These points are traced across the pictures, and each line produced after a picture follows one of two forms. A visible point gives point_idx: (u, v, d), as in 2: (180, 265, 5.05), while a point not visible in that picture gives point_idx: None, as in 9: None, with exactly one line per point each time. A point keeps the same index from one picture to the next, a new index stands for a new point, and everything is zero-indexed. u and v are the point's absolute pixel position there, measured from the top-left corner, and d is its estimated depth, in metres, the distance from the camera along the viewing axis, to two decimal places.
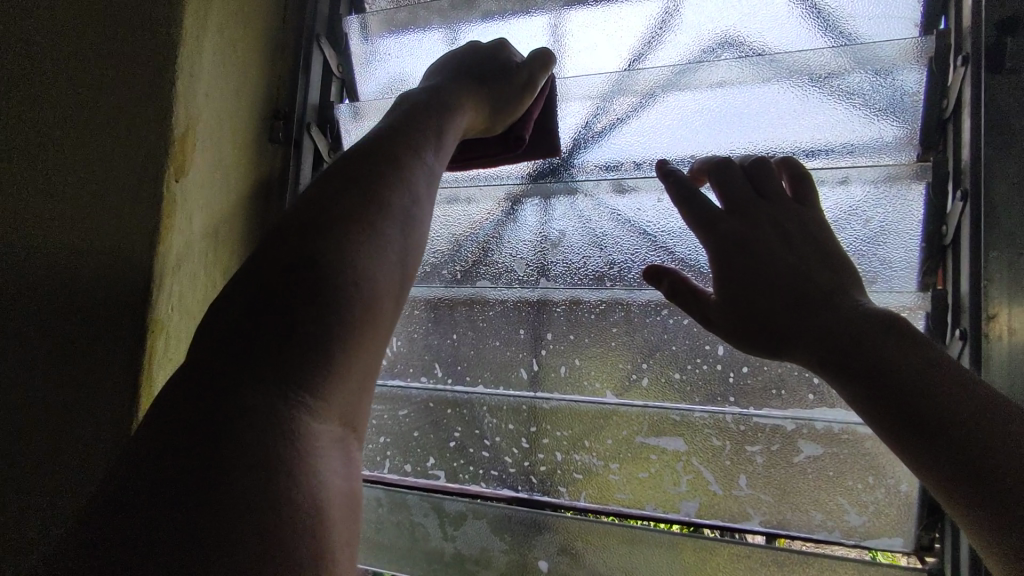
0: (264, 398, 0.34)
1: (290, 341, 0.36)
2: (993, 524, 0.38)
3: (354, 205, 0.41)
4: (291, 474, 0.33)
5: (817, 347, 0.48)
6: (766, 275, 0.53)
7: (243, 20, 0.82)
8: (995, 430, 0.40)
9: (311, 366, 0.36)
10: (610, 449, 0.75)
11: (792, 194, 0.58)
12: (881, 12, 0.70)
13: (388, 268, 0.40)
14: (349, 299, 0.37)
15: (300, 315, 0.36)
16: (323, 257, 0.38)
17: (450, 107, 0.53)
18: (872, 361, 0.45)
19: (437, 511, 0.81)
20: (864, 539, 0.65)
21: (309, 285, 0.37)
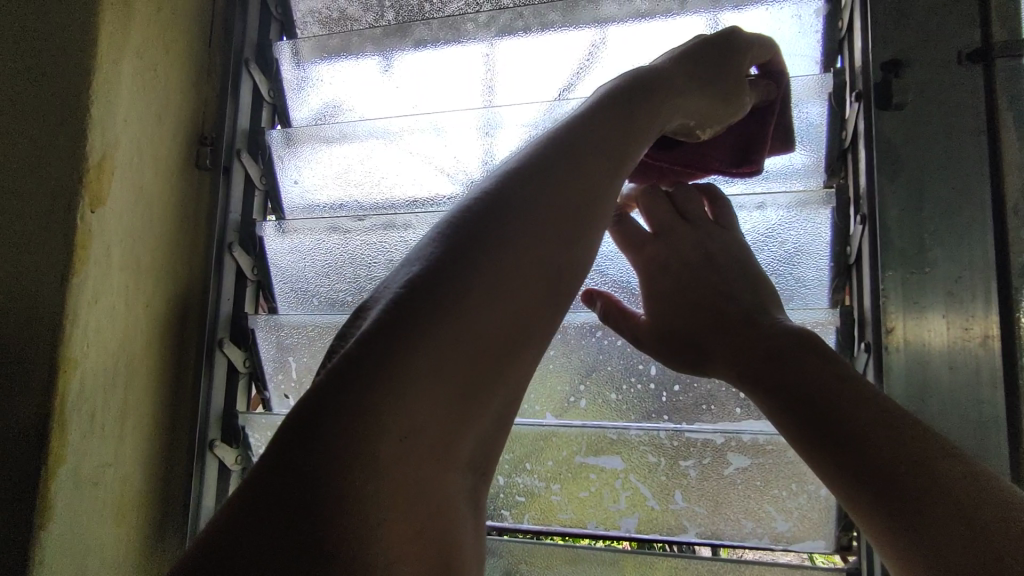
0: (405, 422, 0.28)
1: (429, 369, 0.29)
2: (888, 529, 0.41)
3: (515, 204, 0.33)
4: (423, 512, 0.28)
5: (740, 365, 0.52)
6: (691, 297, 0.56)
7: (166, 44, 0.79)
8: (897, 441, 0.43)
9: (454, 399, 0.29)
10: (551, 471, 0.76)
11: (714, 217, 0.61)
12: (787, 49, 0.76)
13: (528, 300, 0.32)
14: (482, 328, 0.30)
15: (433, 336, 0.29)
16: (470, 271, 0.31)
17: (674, 96, 0.46)
18: (789, 376, 0.48)
19: None
20: (791, 543, 0.69)
21: (448, 302, 0.30)
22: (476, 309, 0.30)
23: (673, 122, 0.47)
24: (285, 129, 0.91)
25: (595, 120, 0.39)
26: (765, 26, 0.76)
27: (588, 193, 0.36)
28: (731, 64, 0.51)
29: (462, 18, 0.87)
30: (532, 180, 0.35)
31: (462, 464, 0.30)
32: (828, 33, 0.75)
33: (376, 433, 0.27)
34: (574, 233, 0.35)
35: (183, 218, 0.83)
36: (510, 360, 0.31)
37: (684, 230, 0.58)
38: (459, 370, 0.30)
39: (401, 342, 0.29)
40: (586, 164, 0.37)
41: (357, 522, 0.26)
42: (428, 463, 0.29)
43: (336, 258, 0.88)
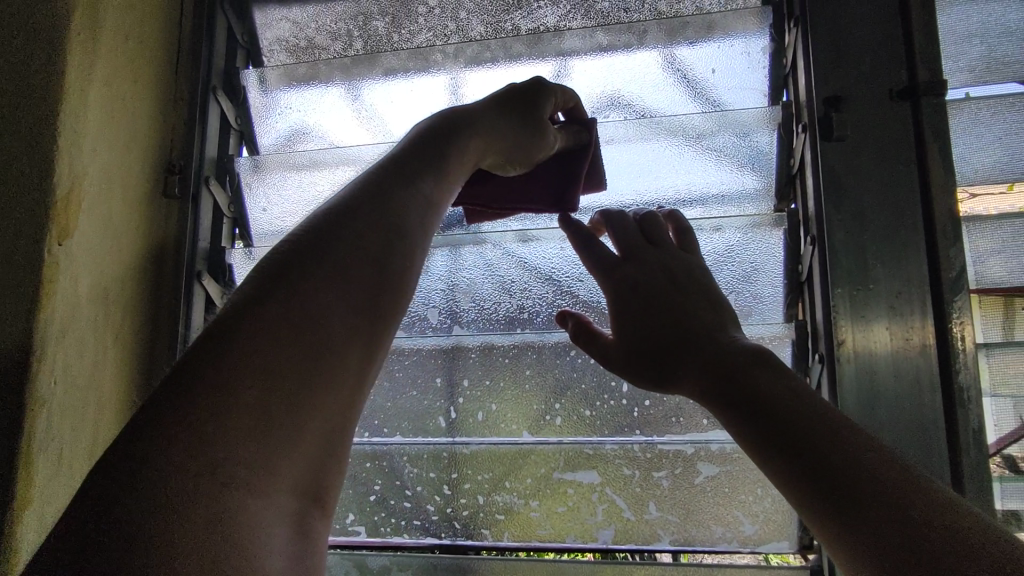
0: (217, 437, 0.31)
1: (247, 386, 0.32)
2: (831, 523, 0.41)
3: (329, 241, 0.39)
4: (242, 522, 0.30)
5: (701, 377, 0.55)
6: (653, 313, 0.61)
7: (133, 72, 0.78)
8: (834, 438, 0.44)
9: (268, 413, 0.32)
10: (529, 488, 0.78)
11: (678, 243, 0.67)
12: (738, 83, 0.82)
13: (348, 320, 0.37)
14: (302, 348, 0.34)
15: (246, 357, 0.33)
16: (288, 301, 0.35)
17: (472, 135, 0.51)
18: (744, 386, 0.51)
19: (359, 567, 0.80)
20: (757, 545, 0.73)
21: (262, 328, 0.34)
22: (291, 337, 0.34)
23: (479, 156, 0.52)
24: (252, 156, 0.91)
25: (414, 173, 0.45)
26: (718, 62, 0.82)
27: (400, 233, 0.41)
28: (533, 105, 0.56)
29: (431, 49, 0.90)
30: (347, 226, 0.40)
31: (287, 484, 0.33)
32: (774, 68, 0.81)
33: (203, 441, 0.31)
34: (391, 268, 0.40)
35: (152, 246, 0.82)
36: (329, 381, 0.35)
37: (648, 253, 0.64)
38: (273, 391, 0.33)
39: (213, 364, 0.33)
40: (400, 210, 0.42)
41: (171, 530, 0.28)
42: (246, 477, 0.31)
43: None
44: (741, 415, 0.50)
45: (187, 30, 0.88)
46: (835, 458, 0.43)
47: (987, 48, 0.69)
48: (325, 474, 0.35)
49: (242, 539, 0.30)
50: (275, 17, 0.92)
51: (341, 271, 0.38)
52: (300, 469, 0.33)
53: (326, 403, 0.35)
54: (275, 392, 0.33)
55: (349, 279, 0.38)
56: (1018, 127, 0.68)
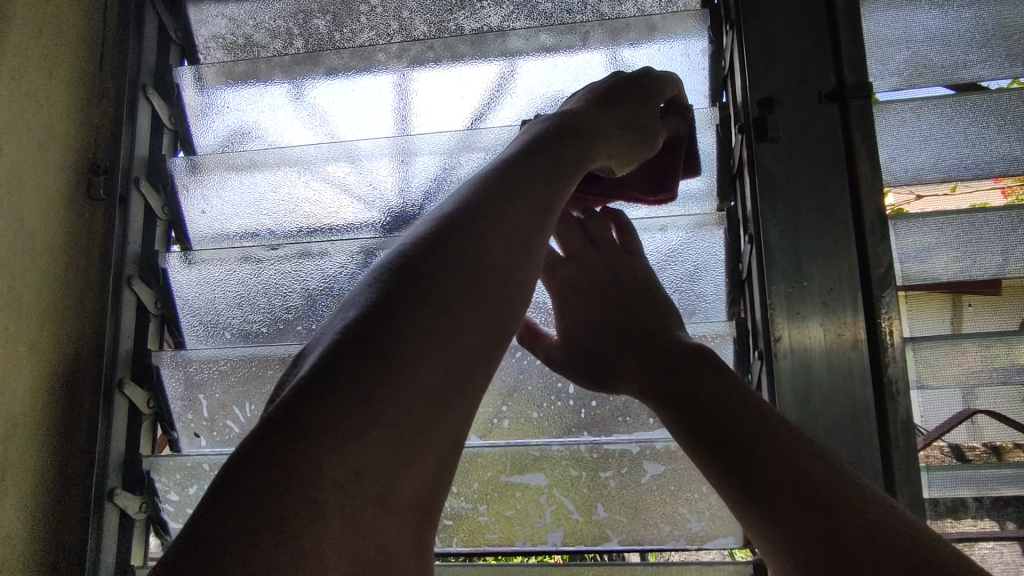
0: (355, 444, 0.30)
1: (384, 391, 0.32)
2: (758, 518, 0.43)
3: (470, 236, 0.38)
4: (367, 535, 0.30)
5: (640, 378, 0.57)
6: (602, 316, 0.62)
7: (47, 70, 0.76)
8: (762, 434, 0.47)
9: (402, 422, 0.32)
10: (477, 492, 0.77)
11: (621, 244, 0.67)
12: (680, 85, 0.83)
13: (478, 329, 0.36)
14: (434, 355, 0.33)
15: (385, 357, 0.32)
16: (426, 302, 0.34)
17: (587, 130, 0.50)
18: (683, 386, 0.53)
19: None
20: (704, 542, 0.74)
21: (402, 327, 0.33)
22: (431, 341, 0.34)
23: (601, 154, 0.51)
24: (189, 156, 0.88)
25: (546, 164, 0.44)
26: (659, 64, 0.83)
27: (527, 244, 0.40)
28: (647, 99, 0.56)
29: (373, 48, 0.88)
30: (481, 220, 0.39)
31: (408, 499, 0.32)
32: (714, 70, 0.82)
33: (343, 441, 0.30)
34: (513, 282, 0.38)
35: (74, 250, 0.78)
36: (458, 396, 0.34)
37: (590, 253, 0.64)
38: (413, 401, 0.32)
39: (359, 363, 0.32)
40: (524, 208, 0.40)
41: (311, 538, 0.28)
42: (379, 488, 0.31)
43: (248, 289, 0.85)
44: (677, 413, 0.52)
45: (114, 25, 0.84)
46: (765, 454, 0.46)
47: (913, 52, 0.71)
48: (438, 492, 0.34)
49: (364, 553, 0.30)
50: (211, 13, 0.89)
51: (473, 272, 0.37)
52: (422, 482, 0.33)
53: (454, 419, 0.34)
54: (415, 402, 0.32)
55: (483, 283, 0.37)
56: (943, 128, 0.71)
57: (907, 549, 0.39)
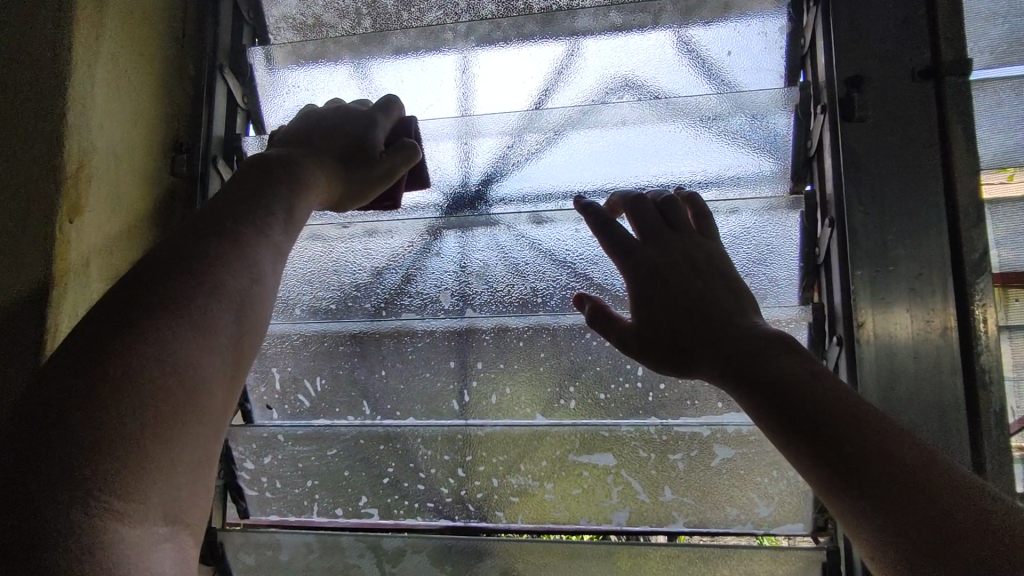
0: (108, 450, 0.36)
1: (121, 404, 0.38)
2: (857, 506, 0.43)
3: (156, 279, 0.44)
4: (123, 546, 0.34)
5: (720, 361, 0.56)
6: (675, 300, 0.61)
7: (138, 46, 0.76)
8: (859, 418, 0.46)
9: (153, 430, 0.38)
10: (545, 470, 0.78)
11: (696, 226, 0.68)
12: (755, 65, 0.81)
13: (214, 353, 0.44)
14: (177, 372, 0.41)
15: (112, 375, 0.38)
16: (167, 331, 0.42)
17: (303, 176, 0.57)
18: (762, 369, 0.52)
19: (374, 549, 0.79)
20: (770, 527, 0.74)
21: (139, 351, 0.40)
22: (181, 361, 0.41)
23: (315, 199, 0.58)
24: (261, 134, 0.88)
25: (264, 209, 0.53)
26: (734, 44, 0.81)
27: (255, 287, 0.49)
28: (347, 137, 0.63)
29: (441, 27, 0.87)
30: (167, 263, 0.45)
31: (161, 511, 0.37)
32: (792, 49, 0.80)
33: (88, 451, 0.35)
34: (253, 312, 0.48)
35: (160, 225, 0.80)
36: (206, 408, 0.42)
37: (667, 236, 0.65)
38: (156, 415, 0.39)
39: (93, 385, 0.37)
40: (260, 248, 0.50)
41: (75, 538, 0.33)
42: (129, 502, 0.36)
43: (319, 267, 0.87)
44: (759, 399, 0.51)
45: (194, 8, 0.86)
46: (857, 440, 0.45)
47: None
48: (192, 506, 0.40)
49: (128, 553, 0.34)
50: None
51: (218, 299, 0.45)
52: (178, 498, 0.39)
53: (205, 428, 0.42)
54: (165, 414, 0.39)
55: (227, 309, 0.46)
56: None
57: (1006, 542, 0.39)
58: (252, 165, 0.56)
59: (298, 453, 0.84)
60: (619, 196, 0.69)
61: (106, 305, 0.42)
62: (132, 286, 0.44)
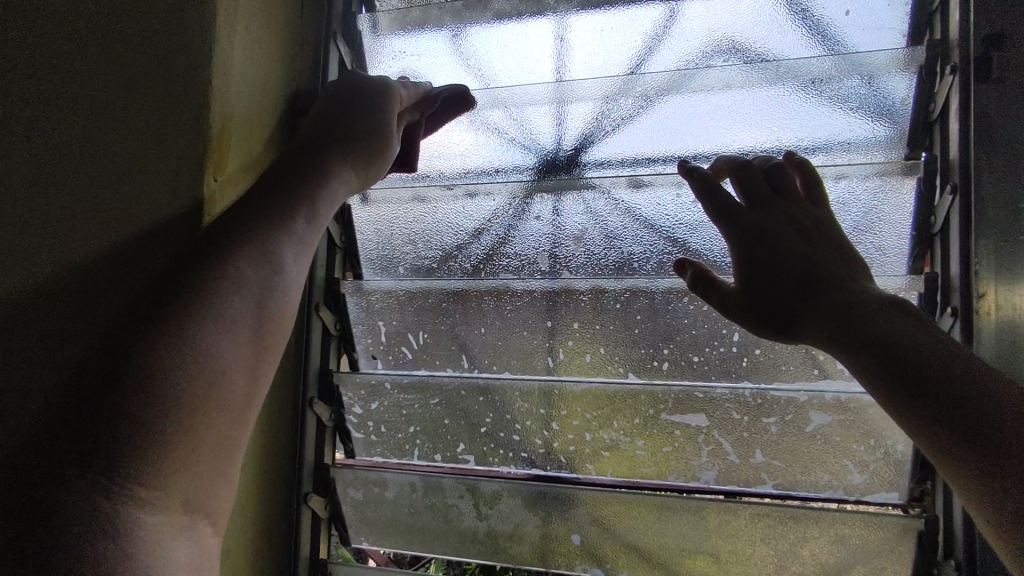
0: (139, 438, 0.39)
1: (152, 394, 0.41)
2: (977, 460, 0.43)
3: (184, 277, 0.47)
4: (142, 531, 0.38)
5: (828, 324, 0.55)
6: (783, 264, 0.60)
7: (267, 16, 0.81)
8: (982, 378, 0.46)
9: (183, 420, 0.42)
10: (636, 427, 0.81)
11: (805, 195, 0.66)
12: (874, 24, 0.78)
13: (236, 350, 0.47)
14: (201, 368, 0.44)
15: (144, 367, 0.41)
16: (195, 327, 0.45)
17: (328, 171, 0.61)
18: (875, 332, 0.51)
19: (471, 492, 0.85)
20: (863, 495, 0.74)
21: (168, 346, 0.43)
22: (201, 352, 0.45)
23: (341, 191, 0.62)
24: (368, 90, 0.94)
25: (292, 202, 0.56)
26: (853, 3, 0.78)
27: (275, 286, 0.52)
28: (373, 120, 0.65)
29: None
30: (196, 263, 0.49)
31: (181, 501, 0.41)
32: (918, 6, 0.76)
33: (121, 441, 0.39)
34: (272, 311, 0.51)
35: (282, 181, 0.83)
36: (227, 400, 0.45)
37: (775, 201, 0.64)
38: (180, 403, 0.42)
39: (125, 378, 0.40)
40: (282, 248, 0.54)
41: (104, 522, 0.37)
42: (155, 490, 0.39)
43: (423, 227, 0.91)
44: (872, 360, 0.50)
45: None
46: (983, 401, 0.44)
47: None
48: (211, 495, 0.44)
49: (146, 540, 0.38)
50: None
51: (240, 296, 0.49)
52: (202, 486, 0.43)
53: (225, 419, 0.45)
54: (190, 403, 0.43)
55: (249, 306, 0.49)
56: None
57: None
58: (272, 168, 0.59)
59: (402, 400, 0.90)
60: (723, 161, 0.68)
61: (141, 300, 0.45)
62: (158, 284, 0.47)
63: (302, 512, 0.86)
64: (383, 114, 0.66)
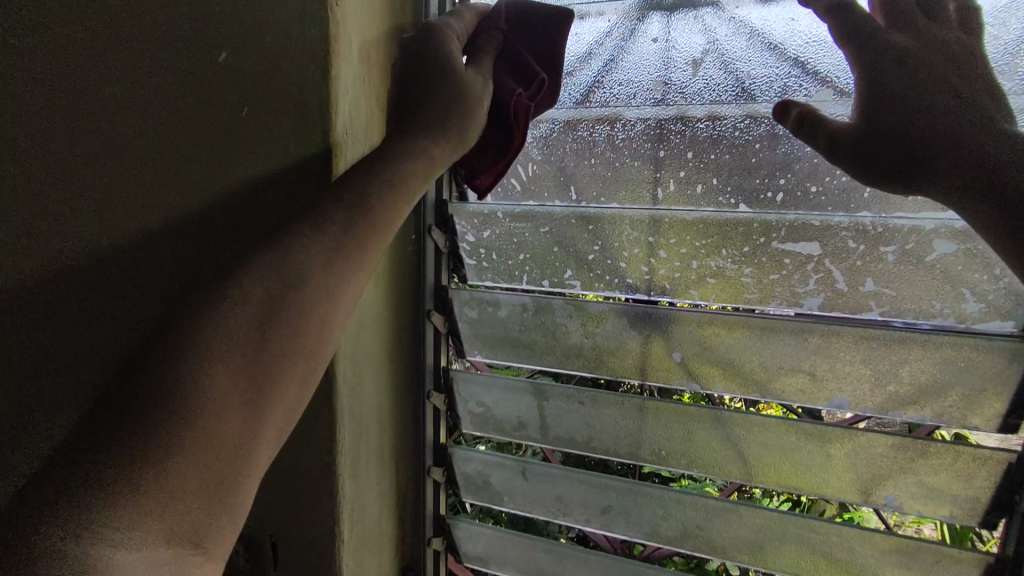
0: (130, 471, 0.42)
1: (145, 428, 0.44)
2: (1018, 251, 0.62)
3: (190, 312, 0.51)
4: (108, 562, 0.38)
5: (922, 166, 0.64)
6: (918, 102, 0.63)
7: None
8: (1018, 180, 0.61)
9: (171, 449, 0.45)
10: (745, 255, 0.83)
11: (959, 20, 0.65)
12: None
13: (238, 381, 0.50)
14: (201, 399, 0.47)
15: (142, 402, 0.45)
16: (194, 362, 0.48)
17: (408, 152, 0.65)
18: (969, 159, 0.62)
19: (580, 312, 0.92)
20: (975, 323, 0.75)
21: (166, 377, 0.47)
22: (200, 385, 0.48)
23: (416, 176, 0.65)
24: None
25: (314, 216, 0.58)
26: None
27: (288, 314, 0.54)
28: (443, 92, 0.68)
29: None
30: (207, 296, 0.52)
31: (161, 535, 0.42)
32: None
33: (107, 472, 0.42)
34: (283, 340, 0.54)
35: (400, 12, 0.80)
36: (228, 436, 0.48)
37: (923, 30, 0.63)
38: (173, 435, 0.45)
39: (124, 418, 0.44)
40: (293, 271, 0.55)
41: (66, 550, 0.38)
42: (130, 522, 0.41)
43: None
44: (958, 183, 0.63)
45: None
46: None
47: None
48: (204, 529, 0.45)
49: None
50: None
51: (249, 325, 0.52)
52: (186, 508, 0.44)
53: (222, 450, 0.48)
54: (183, 435, 0.46)
55: (257, 334, 0.52)
56: None
57: None
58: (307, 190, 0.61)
59: (513, 229, 0.95)
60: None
61: (158, 334, 0.50)
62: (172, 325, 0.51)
63: (424, 325, 0.96)
64: (450, 53, 0.70)
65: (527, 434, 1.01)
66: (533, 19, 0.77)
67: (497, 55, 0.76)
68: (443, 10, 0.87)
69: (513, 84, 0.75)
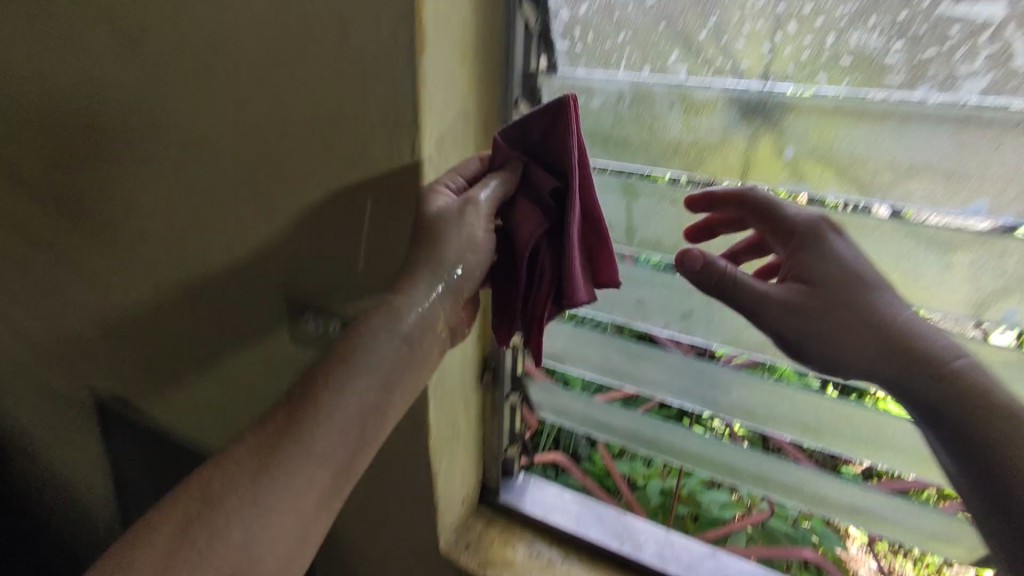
0: (224, 515, 0.68)
1: (241, 488, 0.69)
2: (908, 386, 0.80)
3: (296, 404, 0.74)
4: (201, 557, 0.66)
5: (823, 339, 0.85)
6: (812, 319, 0.85)
7: None
8: (915, 358, 0.80)
9: (253, 511, 0.68)
10: (899, 28, 0.69)
11: (840, 244, 0.84)
12: None
13: (320, 488, 0.73)
14: (276, 473, 0.70)
15: (246, 465, 0.70)
16: (284, 442, 0.71)
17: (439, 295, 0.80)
18: (860, 333, 0.83)
19: (683, 102, 0.82)
20: None
21: (264, 446, 0.72)
22: (284, 476, 0.70)
23: (442, 327, 0.82)
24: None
25: (385, 374, 0.77)
26: None
27: (362, 428, 0.76)
28: (457, 240, 0.77)
29: None
30: (308, 390, 0.75)
31: (235, 556, 0.67)
32: None
33: (216, 519, 0.68)
34: (358, 467, 0.76)
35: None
36: (304, 524, 0.72)
37: (810, 237, 0.85)
38: (257, 493, 0.69)
39: (237, 478, 0.70)
40: (366, 405, 0.76)
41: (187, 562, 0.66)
42: (220, 542, 0.67)
43: None
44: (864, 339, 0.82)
45: None
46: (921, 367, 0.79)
47: None
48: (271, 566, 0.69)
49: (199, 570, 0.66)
50: None
51: (335, 436, 0.74)
52: (264, 542, 0.69)
53: (292, 519, 0.71)
54: (262, 495, 0.69)
55: (338, 446, 0.74)
56: None
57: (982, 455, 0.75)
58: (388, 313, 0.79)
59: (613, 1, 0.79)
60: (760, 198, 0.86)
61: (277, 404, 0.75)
62: (286, 401, 0.75)
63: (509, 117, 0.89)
64: (432, 209, 0.77)
65: (611, 238, 0.97)
66: (546, 182, 0.78)
67: (520, 183, 0.81)
68: (529, 64, 0.86)
69: (531, 224, 0.79)
